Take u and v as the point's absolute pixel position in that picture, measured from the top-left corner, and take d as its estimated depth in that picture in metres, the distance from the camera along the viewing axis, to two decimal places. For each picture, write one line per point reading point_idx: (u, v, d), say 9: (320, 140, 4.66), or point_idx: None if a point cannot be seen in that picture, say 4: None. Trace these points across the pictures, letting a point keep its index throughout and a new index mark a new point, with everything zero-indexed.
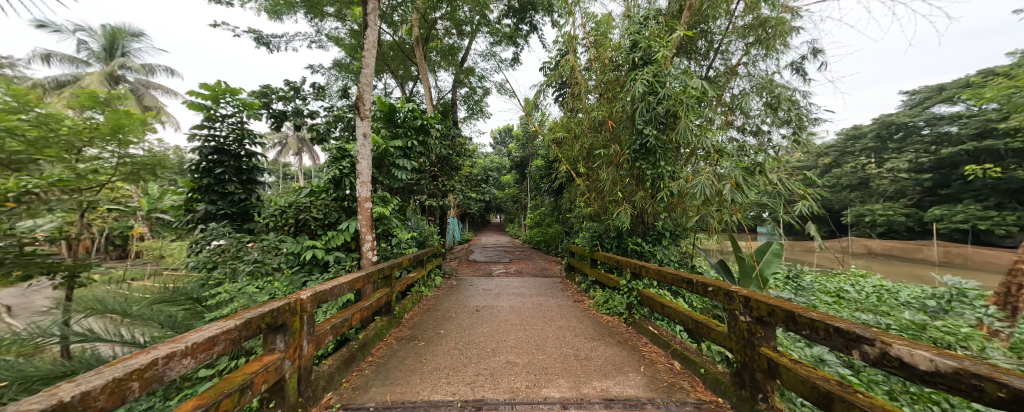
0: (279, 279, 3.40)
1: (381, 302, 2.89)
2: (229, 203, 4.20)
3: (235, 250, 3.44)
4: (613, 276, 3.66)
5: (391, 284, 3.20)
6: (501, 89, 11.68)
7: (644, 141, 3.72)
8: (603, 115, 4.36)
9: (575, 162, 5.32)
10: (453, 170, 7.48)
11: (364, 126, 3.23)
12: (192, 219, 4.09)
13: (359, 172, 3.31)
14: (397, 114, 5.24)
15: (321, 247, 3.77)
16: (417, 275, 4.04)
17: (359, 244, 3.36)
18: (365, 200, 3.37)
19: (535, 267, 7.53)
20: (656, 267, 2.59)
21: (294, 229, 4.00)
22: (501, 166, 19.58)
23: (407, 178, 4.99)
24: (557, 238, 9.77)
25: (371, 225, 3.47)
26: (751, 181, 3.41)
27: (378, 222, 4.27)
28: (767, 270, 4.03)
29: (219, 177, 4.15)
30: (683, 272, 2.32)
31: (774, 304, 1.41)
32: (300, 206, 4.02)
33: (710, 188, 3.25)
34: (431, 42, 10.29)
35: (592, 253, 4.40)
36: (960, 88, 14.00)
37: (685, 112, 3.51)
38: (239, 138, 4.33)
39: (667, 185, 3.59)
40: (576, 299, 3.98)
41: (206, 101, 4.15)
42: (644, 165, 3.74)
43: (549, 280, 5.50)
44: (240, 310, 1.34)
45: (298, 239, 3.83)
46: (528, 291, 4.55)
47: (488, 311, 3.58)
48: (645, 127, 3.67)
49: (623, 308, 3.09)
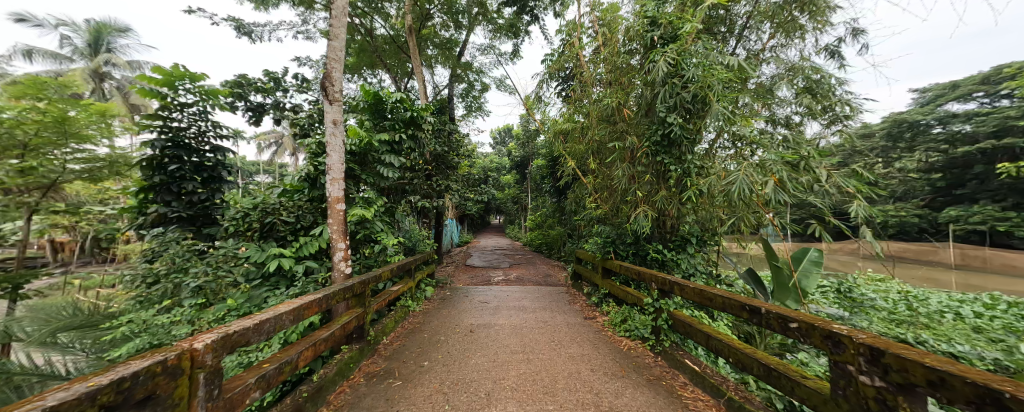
0: (235, 295, 2.84)
1: (350, 327, 2.34)
2: (187, 204, 3.66)
3: (180, 261, 2.86)
4: (631, 289, 3.10)
5: (367, 302, 2.65)
6: (500, 85, 11.17)
7: (667, 130, 3.17)
8: (619, 104, 3.83)
9: (584, 159, 4.78)
10: (449, 168, 6.94)
11: (334, 111, 2.66)
12: (141, 223, 3.54)
13: (329, 168, 2.76)
14: (383, 105, 4.69)
15: (289, 257, 3.23)
16: (402, 288, 3.48)
17: (331, 254, 2.80)
18: (336, 200, 2.78)
19: (537, 274, 6.98)
20: (697, 285, 2.05)
21: (259, 235, 3.44)
22: (501, 167, 19.06)
23: (394, 176, 4.45)
24: (560, 241, 9.21)
25: (344, 231, 2.88)
26: (795, 178, 2.87)
27: (359, 225, 3.75)
28: (806, 281, 3.47)
29: (174, 174, 3.61)
30: (736, 295, 1.78)
31: (948, 370, 0.86)
32: (266, 208, 3.47)
33: (753, 186, 2.69)
34: (427, 36, 9.80)
35: (604, 261, 3.84)
36: (975, 85, 13.51)
37: (718, 96, 2.98)
38: (202, 131, 3.83)
39: (695, 183, 3.03)
40: (587, 316, 3.43)
41: (163, 88, 3.66)
42: (667, 160, 3.18)
43: (553, 290, 4.94)
44: (55, 386, 0.79)
45: (263, 246, 3.28)
46: (530, 304, 4.00)
47: (483, 332, 3.02)
48: (669, 115, 3.12)
49: (648, 331, 2.54)
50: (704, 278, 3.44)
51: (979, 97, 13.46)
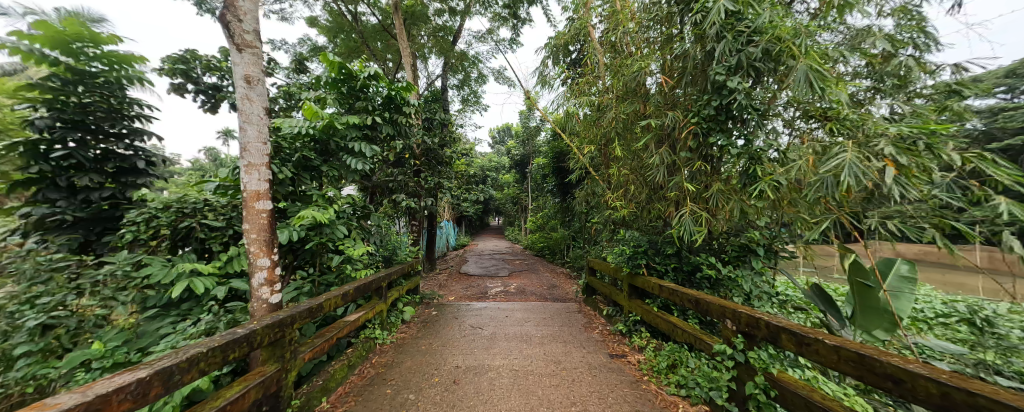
0: (109, 336, 1.96)
1: (256, 404, 1.45)
2: (81, 204, 2.78)
3: (35, 284, 1.98)
4: (681, 323, 2.21)
5: (294, 349, 1.76)
6: (497, 77, 10.31)
7: (728, 100, 2.27)
8: (652, 73, 2.96)
9: (601, 150, 3.91)
10: (441, 165, 6.06)
11: (242, 63, 1.76)
12: (15, 229, 2.60)
13: (243, 148, 1.87)
14: (352, 82, 3.78)
15: (209, 275, 2.37)
16: (364, 316, 2.60)
17: (249, 274, 1.91)
18: (251, 197, 1.88)
19: (540, 284, 6.13)
20: (844, 345, 1.15)
21: (171, 244, 2.55)
22: (500, 166, 18.29)
23: (364, 169, 3.56)
24: (565, 245, 8.34)
25: (269, 242, 1.97)
26: (918, 165, 2.01)
27: (312, 232, 2.88)
28: (902, 304, 2.61)
29: (62, 165, 2.73)
30: (964, 382, 0.88)
31: None
32: (184, 208, 2.58)
33: (874, 175, 1.80)
34: (420, 22, 9.02)
35: (629, 276, 2.95)
36: (1000, 78, 12.64)
37: (805, 49, 2.08)
38: (114, 109, 3.02)
39: (772, 171, 2.15)
40: (614, 352, 2.56)
41: (66, 56, 2.84)
42: (727, 142, 2.29)
43: (564, 307, 4.07)
44: None
45: (172, 260, 2.41)
46: (536, 331, 3.11)
47: (471, 382, 2.15)
48: (731, 78, 2.23)
49: (723, 395, 1.66)
50: (772, 303, 2.55)
51: (1003, 93, 12.61)
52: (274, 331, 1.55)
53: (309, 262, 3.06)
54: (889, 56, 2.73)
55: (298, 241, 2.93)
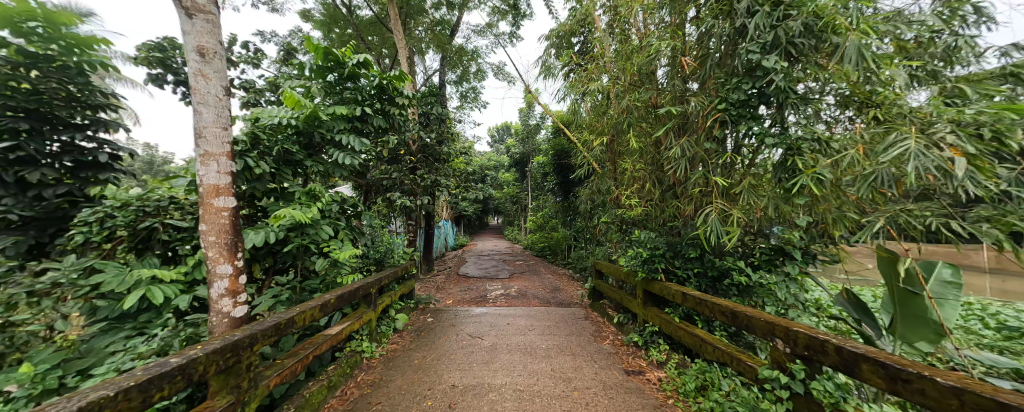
0: (44, 356, 1.67)
1: None
2: (32, 201, 2.47)
3: None
4: (710, 338, 1.93)
5: (256, 375, 1.47)
6: (497, 73, 10.02)
7: (763, 82, 1.99)
8: (673, 56, 2.66)
9: (610, 144, 3.63)
10: (438, 162, 5.77)
11: (194, 31, 1.48)
12: None
13: (197, 134, 1.57)
14: (340, 70, 3.49)
15: (171, 283, 2.08)
16: (348, 328, 2.30)
17: (206, 284, 1.61)
18: (208, 192, 1.58)
19: (542, 286, 5.85)
20: (965, 386, 0.87)
21: (131, 247, 2.26)
22: (500, 164, 18.02)
23: (353, 164, 3.27)
24: (568, 245, 8.05)
25: (231, 245, 1.67)
26: (992, 156, 1.72)
27: (293, 233, 2.59)
28: (948, 312, 2.13)
29: (10, 158, 2.40)
30: None
31: None
32: (145, 207, 2.28)
33: (946, 167, 1.52)
34: (417, 15, 8.74)
35: (645, 282, 2.66)
36: None
37: (857, 21, 1.79)
38: (74, 97, 2.66)
39: (816, 163, 1.86)
40: (630, 368, 2.28)
41: (16, 37, 2.47)
42: (761, 131, 2.01)
43: (569, 313, 3.79)
44: None
45: (130, 266, 2.12)
46: (542, 342, 2.82)
47: (467, 408, 1.85)
48: (767, 56, 1.94)
49: None
50: (805, 312, 2.29)
51: None
52: (224, 358, 1.25)
53: (291, 266, 2.78)
54: (935, 37, 2.44)
55: (278, 243, 2.65)
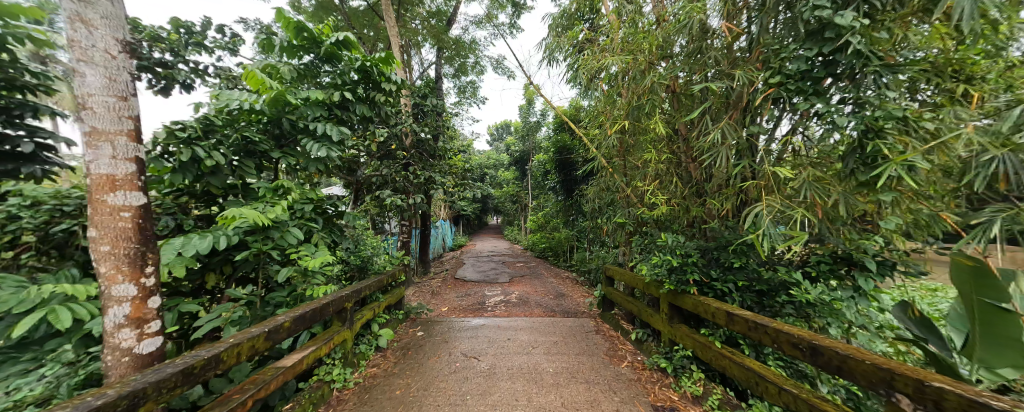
0: None
1: None
2: None
3: None
4: (768, 373, 1.50)
5: None
6: (496, 66, 9.55)
7: (832, 47, 1.56)
8: (703, 26, 2.24)
9: (626, 135, 3.19)
10: (434, 158, 5.32)
11: None
12: None
13: (78, 104, 1.21)
14: (317, 50, 3.05)
15: (89, 300, 1.67)
16: (313, 354, 1.87)
17: (100, 309, 1.24)
18: (99, 187, 1.22)
19: (545, 291, 5.44)
20: None
21: (47, 255, 1.84)
22: (499, 163, 17.56)
23: (330, 156, 2.84)
24: (572, 247, 7.58)
25: (136, 257, 1.28)
26: None
27: (251, 237, 2.16)
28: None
29: None
30: None
31: None
32: (64, 206, 1.86)
33: None
34: (412, 5, 8.28)
35: (671, 295, 2.24)
36: None
37: None
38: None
39: (907, 149, 1.44)
40: (657, 404, 1.85)
41: None
42: (828, 109, 1.59)
43: (576, 325, 3.36)
44: None
45: (39, 279, 1.71)
46: (548, 365, 2.39)
47: None
48: (834, 15, 1.52)
49: None
50: (872, 333, 1.88)
51: None
52: None
53: (253, 276, 2.36)
54: None
55: (235, 248, 2.23)
